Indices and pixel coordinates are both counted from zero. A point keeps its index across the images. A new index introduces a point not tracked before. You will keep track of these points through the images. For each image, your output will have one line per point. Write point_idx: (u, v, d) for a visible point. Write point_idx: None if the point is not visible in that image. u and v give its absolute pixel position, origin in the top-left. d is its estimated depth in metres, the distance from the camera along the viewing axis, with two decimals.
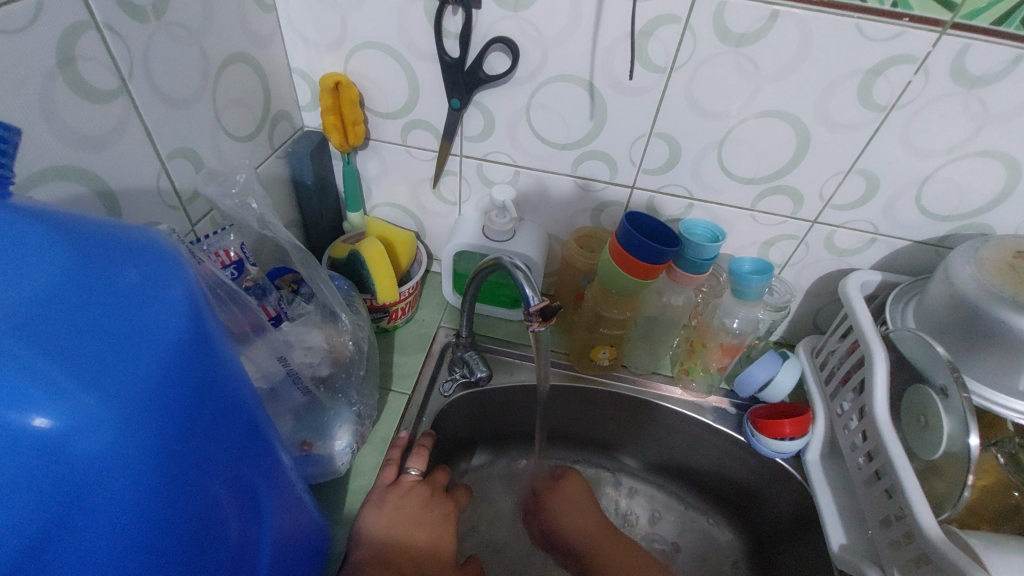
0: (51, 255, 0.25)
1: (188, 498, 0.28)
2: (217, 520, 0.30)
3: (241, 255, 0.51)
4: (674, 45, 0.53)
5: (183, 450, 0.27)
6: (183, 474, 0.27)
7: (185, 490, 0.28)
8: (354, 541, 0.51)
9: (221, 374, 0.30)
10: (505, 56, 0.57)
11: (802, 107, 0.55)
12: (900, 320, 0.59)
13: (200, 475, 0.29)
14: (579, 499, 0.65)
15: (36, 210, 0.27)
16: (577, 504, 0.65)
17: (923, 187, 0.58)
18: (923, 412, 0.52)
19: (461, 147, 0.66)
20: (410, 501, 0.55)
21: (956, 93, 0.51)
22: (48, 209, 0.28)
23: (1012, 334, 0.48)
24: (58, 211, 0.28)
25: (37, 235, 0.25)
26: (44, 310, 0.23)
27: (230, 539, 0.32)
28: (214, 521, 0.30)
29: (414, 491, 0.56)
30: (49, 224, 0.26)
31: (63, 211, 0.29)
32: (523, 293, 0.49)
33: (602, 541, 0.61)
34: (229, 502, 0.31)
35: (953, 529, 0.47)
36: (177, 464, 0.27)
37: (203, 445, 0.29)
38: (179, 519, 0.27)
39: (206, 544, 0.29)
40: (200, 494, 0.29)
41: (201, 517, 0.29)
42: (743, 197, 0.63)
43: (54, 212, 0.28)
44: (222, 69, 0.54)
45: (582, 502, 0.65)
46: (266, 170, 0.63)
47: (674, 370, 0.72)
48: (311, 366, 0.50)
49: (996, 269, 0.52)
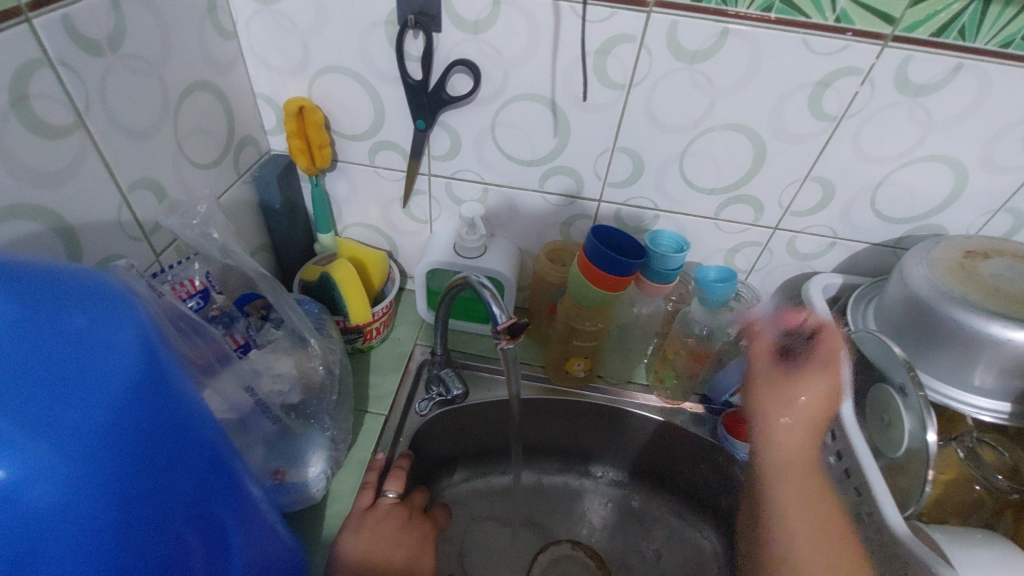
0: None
1: (149, 538, 0.27)
2: (180, 561, 0.29)
3: (207, 283, 0.50)
4: (631, 63, 0.54)
5: (139, 494, 0.27)
6: (141, 517, 0.27)
7: (144, 533, 0.27)
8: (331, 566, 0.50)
9: (179, 411, 0.30)
10: (467, 77, 0.58)
11: (758, 118, 0.56)
12: (862, 321, 0.61)
13: (160, 517, 0.28)
14: (790, 433, 0.55)
15: None
16: (790, 450, 0.55)
17: (877, 192, 0.61)
18: (885, 411, 0.53)
19: (429, 166, 0.67)
20: (388, 523, 0.55)
21: (901, 101, 0.53)
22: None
23: (965, 332, 0.50)
24: (10, 257, 0.28)
25: None
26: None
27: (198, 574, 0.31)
28: (180, 559, 0.29)
29: (391, 512, 0.56)
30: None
31: (16, 256, 0.29)
32: (490, 312, 0.49)
33: (800, 481, 0.54)
34: (193, 539, 0.31)
35: (918, 523, 0.48)
36: (133, 508, 0.27)
37: (162, 485, 0.28)
38: (137, 562, 0.27)
39: None
40: (160, 536, 0.28)
41: (162, 560, 0.28)
42: (707, 207, 0.65)
43: (5, 258, 0.28)
44: (183, 97, 0.54)
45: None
46: (231, 196, 0.63)
47: (649, 379, 0.73)
48: (281, 394, 0.49)
49: (947, 270, 0.54)
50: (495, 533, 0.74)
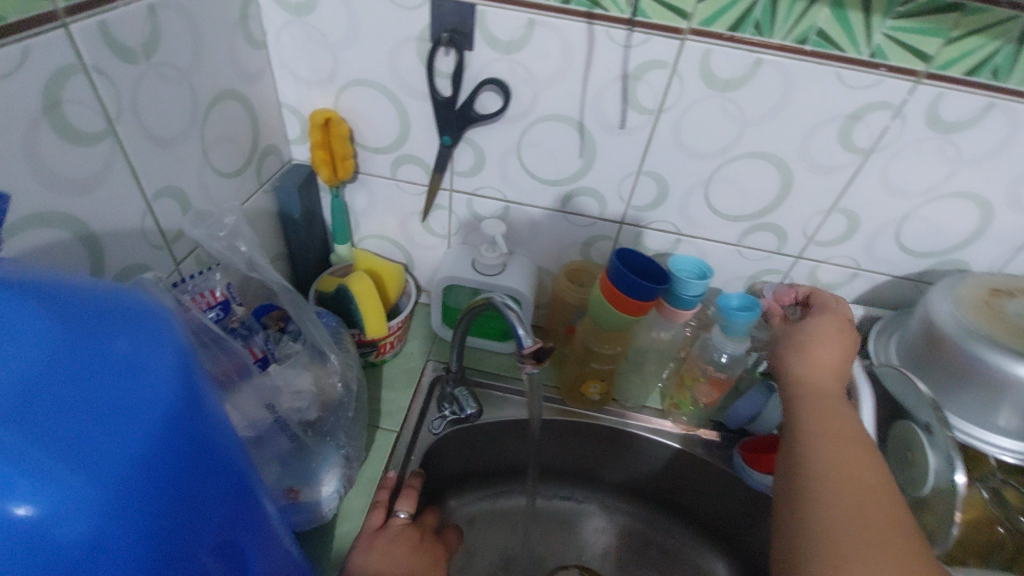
0: (41, 331, 0.25)
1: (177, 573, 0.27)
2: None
3: (228, 295, 0.50)
4: (662, 88, 0.54)
5: (172, 526, 0.26)
6: (172, 549, 0.26)
7: (173, 566, 0.26)
8: None
9: (213, 439, 0.29)
10: (496, 95, 0.58)
11: (786, 148, 0.56)
12: (884, 354, 0.60)
13: (190, 548, 0.27)
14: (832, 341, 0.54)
15: (28, 282, 0.27)
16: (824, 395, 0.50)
17: (902, 226, 0.60)
18: (908, 447, 0.53)
19: (451, 181, 0.67)
20: (399, 546, 0.54)
21: (931, 137, 0.53)
22: (41, 279, 0.28)
23: (992, 371, 0.49)
24: (53, 279, 0.28)
25: (28, 310, 0.25)
26: (35, 392, 0.23)
27: None
28: None
29: (402, 533, 0.55)
30: (41, 296, 0.26)
31: (58, 277, 0.29)
32: (515, 333, 0.49)
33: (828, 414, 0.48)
34: (219, 569, 0.30)
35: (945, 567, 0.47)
36: (165, 541, 0.26)
37: (194, 516, 0.28)
38: None
39: None
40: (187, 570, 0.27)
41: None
42: (729, 233, 0.65)
43: (49, 281, 0.28)
44: (211, 106, 0.53)
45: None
46: (252, 205, 0.62)
47: (664, 404, 0.72)
48: (299, 411, 0.49)
49: (973, 307, 0.53)
50: (503, 556, 0.73)
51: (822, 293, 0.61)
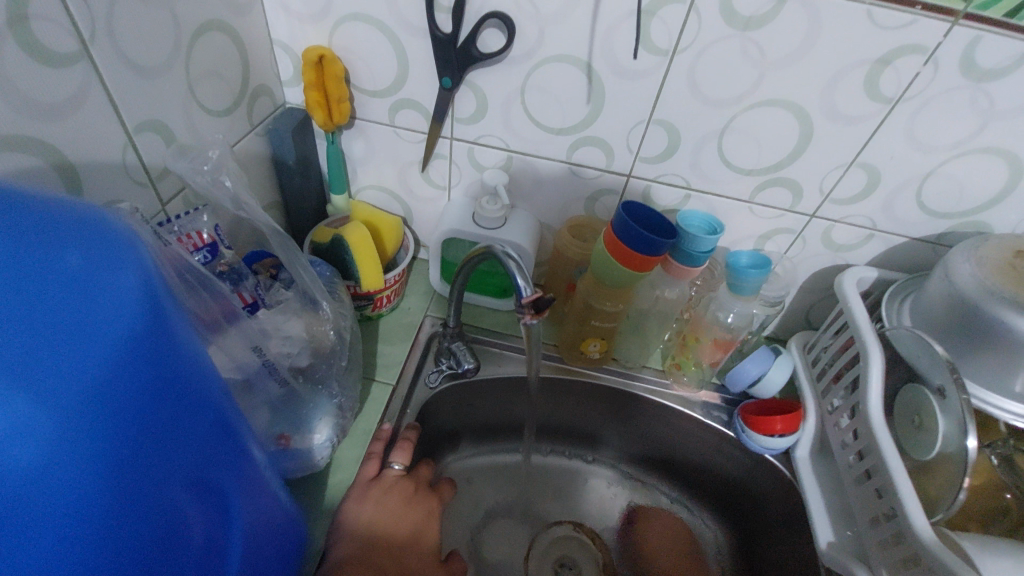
0: None
1: (144, 506, 0.25)
2: (180, 530, 0.27)
3: (216, 237, 0.48)
4: (677, 27, 0.50)
5: (136, 458, 0.24)
6: (137, 482, 0.25)
7: (141, 500, 0.25)
8: (333, 537, 0.49)
9: (182, 370, 0.28)
10: (500, 33, 0.54)
11: (807, 96, 0.53)
12: (896, 319, 0.58)
13: (158, 482, 0.26)
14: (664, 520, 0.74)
15: None
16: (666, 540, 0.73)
17: (924, 183, 0.57)
18: (917, 411, 0.51)
19: (451, 129, 0.63)
20: (392, 499, 0.53)
21: (964, 86, 0.50)
22: None
23: (1012, 336, 0.47)
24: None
25: None
26: None
27: (195, 546, 0.29)
28: (177, 528, 0.27)
29: (395, 485, 0.54)
30: None
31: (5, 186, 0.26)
32: (514, 283, 0.47)
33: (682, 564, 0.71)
34: (193, 508, 0.28)
35: (945, 530, 0.47)
36: (130, 472, 0.24)
37: (163, 449, 0.26)
38: (132, 530, 0.24)
39: (167, 553, 0.27)
40: (156, 503, 0.26)
41: (160, 529, 0.26)
42: (742, 189, 0.62)
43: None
44: (196, 36, 0.50)
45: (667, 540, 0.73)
46: (242, 148, 0.60)
47: (665, 364, 0.71)
48: (289, 356, 0.47)
49: (996, 268, 0.50)
50: (498, 511, 0.73)
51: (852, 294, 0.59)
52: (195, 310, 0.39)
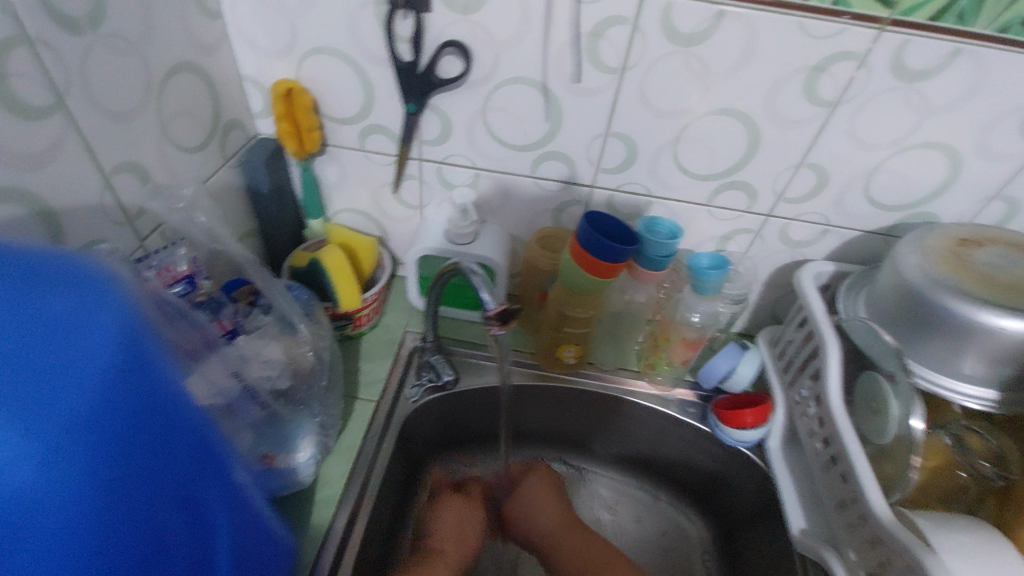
0: None
1: (131, 527, 0.27)
2: (166, 548, 0.29)
3: (193, 269, 0.49)
4: (623, 46, 0.53)
5: (123, 483, 0.26)
6: (123, 506, 0.26)
7: (129, 522, 0.27)
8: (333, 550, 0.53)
9: (163, 397, 0.29)
10: (458, 59, 0.57)
11: (751, 104, 0.56)
12: (852, 310, 0.60)
13: (144, 503, 0.28)
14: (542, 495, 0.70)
15: None
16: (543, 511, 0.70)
17: (871, 179, 0.60)
18: (874, 397, 0.54)
19: (419, 150, 0.66)
20: (460, 518, 0.67)
21: (897, 87, 0.53)
22: None
23: (958, 322, 0.50)
24: None
25: None
26: None
27: (181, 564, 0.31)
28: (163, 547, 0.29)
29: (459, 505, 0.68)
30: None
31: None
32: (480, 297, 0.49)
33: (563, 529, 0.68)
34: (177, 526, 0.30)
35: (903, 509, 0.49)
36: (118, 497, 0.26)
37: (146, 473, 0.28)
38: (120, 550, 0.26)
39: (153, 571, 0.29)
40: (142, 524, 0.28)
41: (146, 547, 0.28)
42: (700, 193, 0.64)
43: None
44: (167, 78, 0.52)
45: (549, 501, 0.70)
46: (217, 180, 0.62)
47: (640, 365, 0.74)
48: (269, 379, 0.49)
49: (941, 257, 0.53)
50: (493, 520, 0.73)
51: (809, 289, 0.62)
52: (173, 339, 0.42)
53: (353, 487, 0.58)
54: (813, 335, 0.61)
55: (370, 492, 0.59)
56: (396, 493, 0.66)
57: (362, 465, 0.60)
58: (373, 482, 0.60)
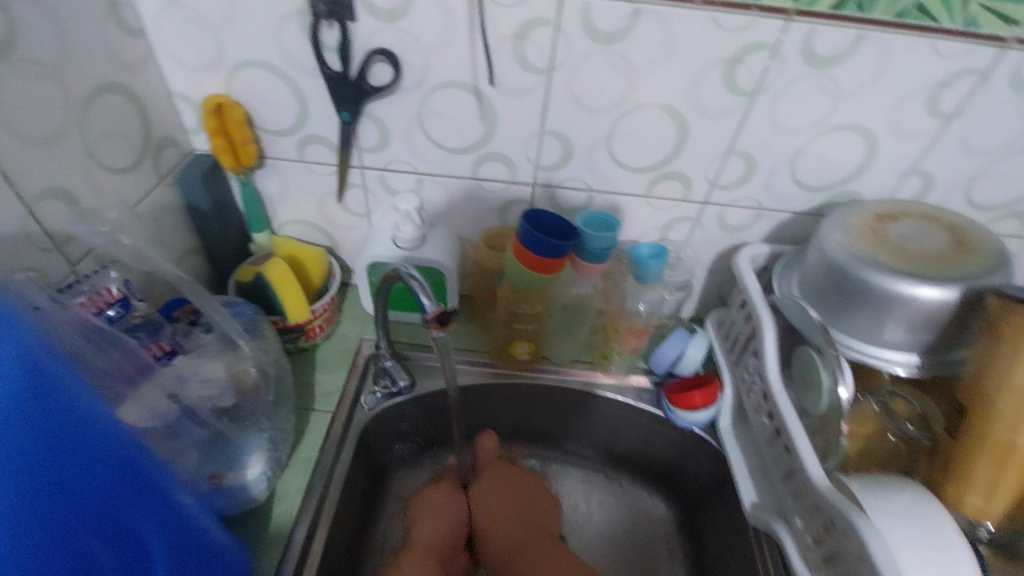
0: None
1: (44, 534, 0.33)
2: (80, 551, 0.35)
3: (126, 291, 0.49)
4: (548, 46, 0.55)
5: (32, 497, 0.32)
6: (34, 515, 0.32)
7: (40, 530, 0.33)
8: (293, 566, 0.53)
9: (75, 426, 0.35)
10: (387, 66, 0.57)
11: (676, 96, 0.58)
12: (787, 288, 0.63)
13: (54, 514, 0.33)
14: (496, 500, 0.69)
15: None
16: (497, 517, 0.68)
17: (796, 162, 0.63)
18: (808, 371, 0.56)
19: (360, 158, 0.66)
20: (440, 510, 0.68)
21: (810, 74, 0.55)
22: None
23: (877, 294, 0.52)
24: None
25: None
26: None
27: (103, 563, 0.36)
28: (79, 549, 0.35)
29: (438, 498, 0.69)
30: None
31: None
32: (419, 301, 0.50)
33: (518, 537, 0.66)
34: (94, 540, 0.36)
35: (840, 476, 0.52)
36: (27, 508, 0.32)
37: (58, 487, 0.34)
38: (37, 552, 0.32)
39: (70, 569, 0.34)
40: (54, 531, 0.33)
41: (63, 549, 0.34)
42: (638, 185, 0.66)
43: None
44: (90, 99, 0.51)
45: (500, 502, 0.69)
46: (152, 200, 0.61)
47: (594, 357, 0.75)
48: (211, 399, 0.49)
49: (860, 234, 0.56)
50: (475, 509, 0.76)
51: (745, 271, 0.65)
52: (92, 370, 0.41)
53: (311, 499, 0.58)
54: (751, 316, 0.64)
55: (330, 502, 0.59)
56: (360, 501, 0.66)
57: (321, 475, 0.60)
58: (333, 492, 0.60)
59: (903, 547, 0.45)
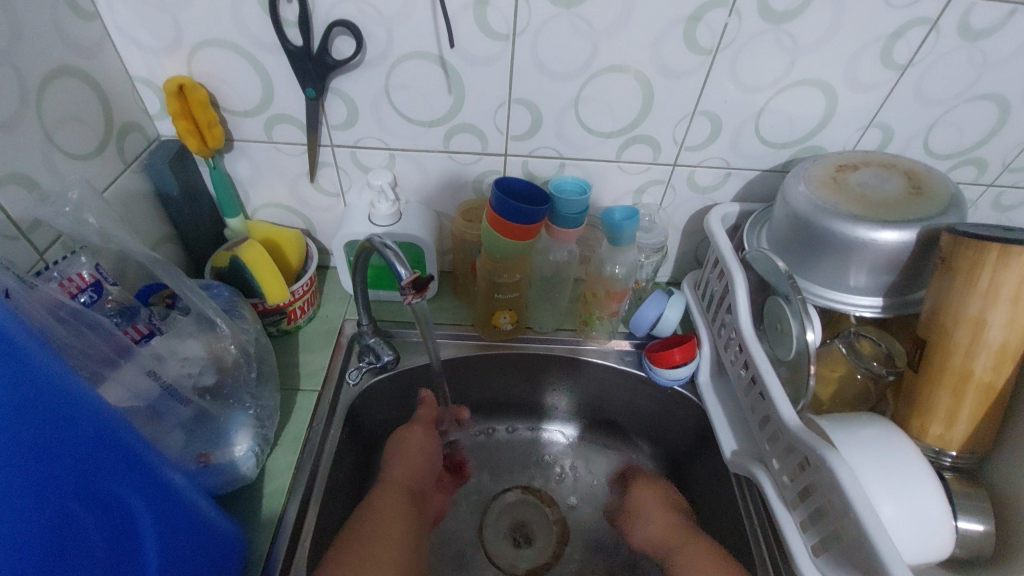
0: None
1: (25, 507, 0.32)
2: (66, 525, 0.34)
3: (98, 275, 0.48)
4: (510, 12, 0.55)
5: (10, 468, 0.32)
6: (12, 487, 0.32)
7: (21, 503, 0.32)
8: (285, 534, 0.54)
9: (48, 395, 0.34)
10: (350, 39, 0.57)
11: (639, 59, 0.58)
12: (756, 243, 0.64)
13: (35, 484, 0.33)
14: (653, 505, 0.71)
15: None
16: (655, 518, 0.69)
17: (760, 119, 0.64)
18: (778, 319, 0.58)
19: (329, 137, 0.66)
20: (416, 450, 0.70)
21: (768, 29, 0.56)
22: None
23: (840, 241, 0.54)
24: None
25: None
26: None
27: (90, 537, 0.36)
28: (65, 522, 0.34)
29: (415, 438, 0.70)
30: None
31: None
32: (394, 269, 0.50)
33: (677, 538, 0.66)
34: (81, 510, 0.36)
35: (811, 417, 0.54)
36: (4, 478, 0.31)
37: (36, 458, 0.33)
38: (21, 524, 0.32)
39: (60, 542, 0.34)
40: (36, 504, 0.33)
41: (48, 522, 0.33)
42: (608, 150, 0.67)
43: None
44: (45, 83, 0.50)
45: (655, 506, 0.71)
46: (120, 187, 0.60)
47: (577, 324, 0.76)
48: (191, 376, 0.49)
49: (822, 185, 0.58)
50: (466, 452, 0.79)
51: (716, 229, 0.66)
52: (66, 353, 0.41)
53: (302, 475, 0.58)
54: (722, 272, 0.66)
55: (321, 477, 0.60)
56: (352, 476, 0.67)
57: (310, 452, 0.60)
58: (323, 468, 0.60)
59: (873, 479, 0.48)
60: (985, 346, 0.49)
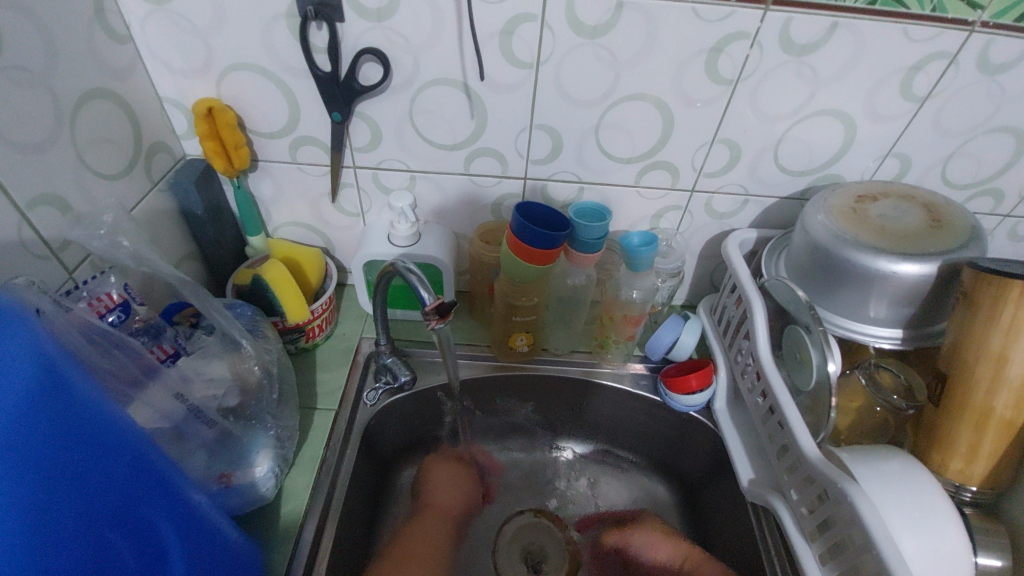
0: None
1: (66, 535, 0.32)
2: (105, 553, 0.34)
3: (127, 295, 0.49)
4: (535, 42, 0.56)
5: (50, 496, 0.32)
6: (53, 517, 0.32)
7: (62, 532, 0.32)
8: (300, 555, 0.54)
9: (84, 422, 0.35)
10: (377, 65, 0.58)
11: (660, 88, 0.59)
12: (774, 271, 0.64)
13: (74, 512, 0.33)
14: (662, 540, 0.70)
15: None
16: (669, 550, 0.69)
17: (779, 148, 0.64)
18: (798, 348, 0.58)
19: (352, 158, 0.67)
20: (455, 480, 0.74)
21: (788, 61, 0.57)
22: None
23: (861, 272, 0.54)
24: None
25: None
26: None
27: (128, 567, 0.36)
28: (103, 550, 0.34)
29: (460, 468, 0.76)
30: None
31: None
32: (418, 294, 0.51)
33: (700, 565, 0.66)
34: (118, 537, 0.36)
35: (831, 449, 0.54)
36: (44, 507, 0.32)
37: (73, 486, 0.34)
38: (63, 554, 0.32)
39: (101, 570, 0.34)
40: (75, 534, 0.33)
41: (87, 551, 0.33)
42: (627, 175, 0.68)
43: None
44: (79, 106, 0.51)
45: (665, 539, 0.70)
46: (146, 205, 0.61)
47: (592, 346, 0.77)
48: (216, 399, 0.50)
49: (841, 215, 0.58)
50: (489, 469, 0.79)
51: (733, 257, 0.66)
52: (99, 376, 0.41)
53: (318, 496, 0.58)
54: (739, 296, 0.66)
55: (337, 498, 0.60)
56: (367, 496, 0.67)
57: (327, 473, 0.60)
58: (339, 490, 0.60)
59: (895, 514, 0.47)
60: (1005, 383, 0.49)
